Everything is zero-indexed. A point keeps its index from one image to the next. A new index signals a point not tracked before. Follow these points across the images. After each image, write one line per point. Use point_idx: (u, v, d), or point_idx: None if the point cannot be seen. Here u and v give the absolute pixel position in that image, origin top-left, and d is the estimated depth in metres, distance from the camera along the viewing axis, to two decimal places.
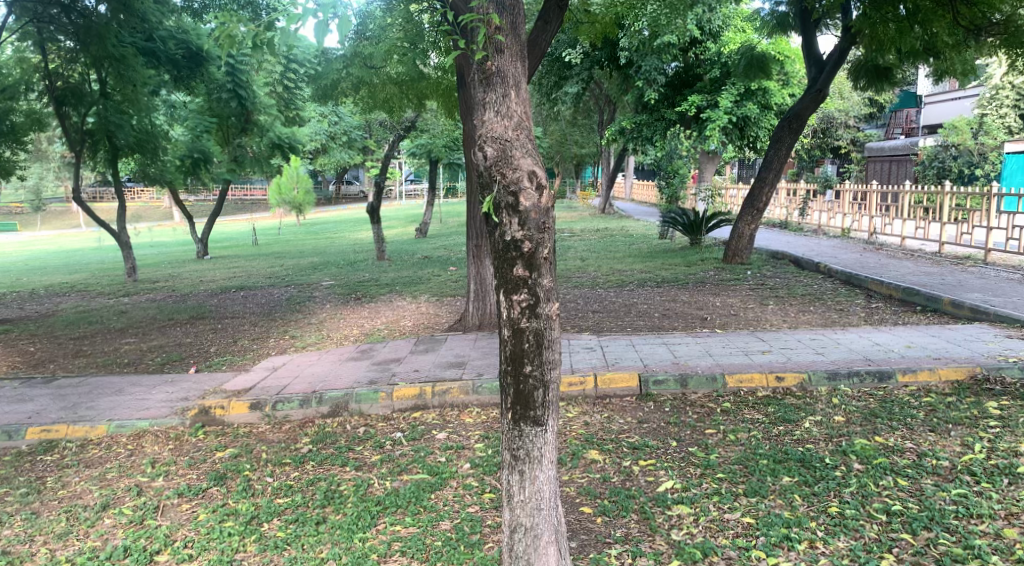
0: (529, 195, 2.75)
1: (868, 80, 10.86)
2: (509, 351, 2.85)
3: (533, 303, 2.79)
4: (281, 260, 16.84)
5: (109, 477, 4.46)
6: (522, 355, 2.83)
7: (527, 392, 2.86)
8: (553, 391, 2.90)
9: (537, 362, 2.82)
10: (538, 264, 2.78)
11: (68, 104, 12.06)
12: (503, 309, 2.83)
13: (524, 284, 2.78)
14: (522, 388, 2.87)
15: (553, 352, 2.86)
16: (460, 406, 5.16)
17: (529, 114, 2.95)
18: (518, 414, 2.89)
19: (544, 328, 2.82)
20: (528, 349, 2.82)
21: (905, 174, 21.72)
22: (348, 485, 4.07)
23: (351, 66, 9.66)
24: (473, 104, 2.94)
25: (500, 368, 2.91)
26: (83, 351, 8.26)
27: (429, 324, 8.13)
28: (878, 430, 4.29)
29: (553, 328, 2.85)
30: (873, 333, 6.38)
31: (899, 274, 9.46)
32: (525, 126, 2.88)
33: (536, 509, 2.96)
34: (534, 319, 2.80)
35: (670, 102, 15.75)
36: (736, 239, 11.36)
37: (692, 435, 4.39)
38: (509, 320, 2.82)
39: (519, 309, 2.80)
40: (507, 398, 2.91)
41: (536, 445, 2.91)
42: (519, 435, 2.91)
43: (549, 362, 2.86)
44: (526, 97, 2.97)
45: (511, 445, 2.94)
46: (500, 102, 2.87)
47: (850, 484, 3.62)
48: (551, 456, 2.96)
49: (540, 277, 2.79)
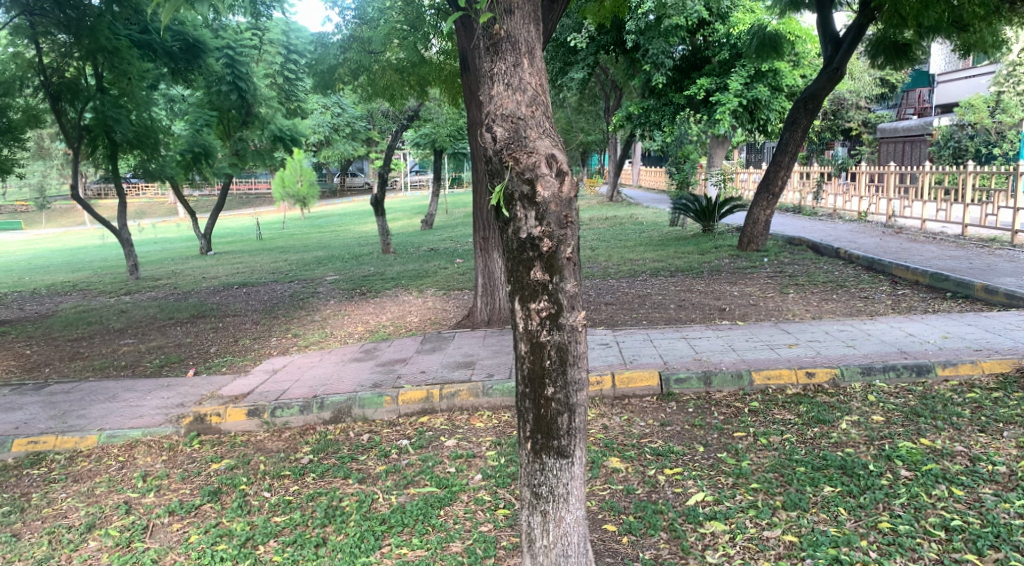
0: (547, 183, 2.45)
1: (886, 58, 10.45)
2: (529, 370, 2.58)
3: (554, 313, 2.50)
4: (286, 255, 16.57)
5: (97, 493, 4.18)
6: (544, 375, 2.55)
7: (550, 417, 2.60)
8: (580, 418, 2.62)
9: (561, 383, 2.55)
10: (560, 266, 2.48)
11: (64, 100, 11.76)
12: (519, 320, 2.55)
13: (543, 290, 2.49)
14: (543, 413, 2.61)
15: (579, 370, 2.58)
16: (469, 410, 4.86)
17: (544, 86, 2.63)
18: (539, 445, 2.63)
19: (568, 342, 2.53)
20: (549, 369, 2.55)
21: (919, 156, 21.80)
22: (351, 500, 3.77)
23: (348, 51, 9.27)
24: (480, 77, 2.64)
25: (517, 389, 2.65)
26: (79, 354, 8.00)
27: (436, 320, 7.83)
28: (922, 431, 3.96)
29: (578, 342, 2.56)
30: (905, 323, 6.02)
31: (924, 258, 9.06)
32: (541, 101, 2.56)
33: (562, 556, 2.71)
34: (555, 334, 2.52)
35: (678, 85, 15.26)
36: (750, 225, 10.96)
37: (720, 439, 4.08)
38: (527, 333, 2.54)
39: (538, 321, 2.52)
40: (526, 426, 2.64)
41: (561, 481, 2.65)
42: (541, 469, 2.65)
43: (574, 382, 2.57)
44: (541, 67, 2.64)
45: (532, 481, 2.68)
46: (510, 73, 2.55)
47: (900, 495, 3.31)
48: (578, 493, 2.70)
49: (562, 282, 2.49)
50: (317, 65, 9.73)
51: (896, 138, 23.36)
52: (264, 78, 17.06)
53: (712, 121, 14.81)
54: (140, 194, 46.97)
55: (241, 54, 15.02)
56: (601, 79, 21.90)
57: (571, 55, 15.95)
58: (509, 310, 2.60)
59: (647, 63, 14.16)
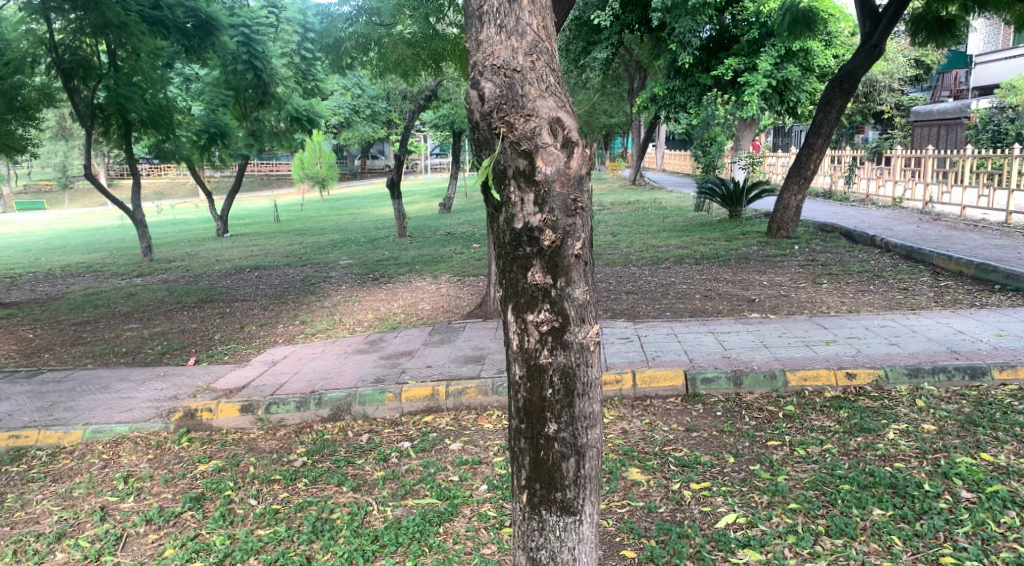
0: (550, 156, 2.13)
1: (927, 35, 9.76)
2: (525, 403, 2.28)
3: (559, 327, 2.20)
4: (302, 238, 16.32)
5: (75, 495, 3.88)
6: (544, 410, 2.26)
7: (552, 463, 2.29)
8: (588, 464, 2.31)
9: (566, 419, 2.25)
10: (566, 266, 2.17)
11: (77, 77, 11.43)
12: (515, 335, 2.25)
13: (544, 296, 2.18)
14: (543, 457, 2.30)
15: (586, 402, 2.27)
16: (478, 409, 4.49)
17: (548, 30, 2.30)
18: (538, 497, 2.33)
19: (574, 366, 2.23)
20: (550, 402, 2.25)
21: (956, 141, 20.65)
22: (342, 512, 3.43)
23: (356, 24, 8.83)
24: (470, 18, 2.34)
25: (513, 425, 2.34)
26: (82, 339, 7.75)
27: (449, 309, 7.46)
28: (981, 444, 3.52)
29: (585, 365, 2.25)
30: (952, 319, 5.54)
31: (967, 248, 8.49)
32: (543, 48, 2.24)
33: None
34: (559, 355, 2.22)
35: (705, 66, 14.57)
36: (780, 211, 10.43)
37: (753, 448, 3.67)
38: (524, 353, 2.24)
39: (538, 336, 2.21)
40: (523, 473, 2.34)
41: (564, 538, 2.35)
42: (539, 525, 2.35)
43: (579, 418, 2.28)
44: (544, 3, 2.31)
45: (529, 542, 2.38)
46: (504, 10, 2.24)
47: (964, 523, 2.90)
48: (585, 552, 2.38)
49: (568, 285, 2.18)
50: (325, 39, 9.14)
51: (930, 122, 22.20)
52: (281, 57, 16.67)
53: (739, 103, 14.23)
54: (161, 175, 46.87)
55: (258, 32, 14.50)
56: (625, 60, 21.28)
57: (594, 34, 15.26)
58: (503, 324, 2.30)
59: (672, 42, 13.32)
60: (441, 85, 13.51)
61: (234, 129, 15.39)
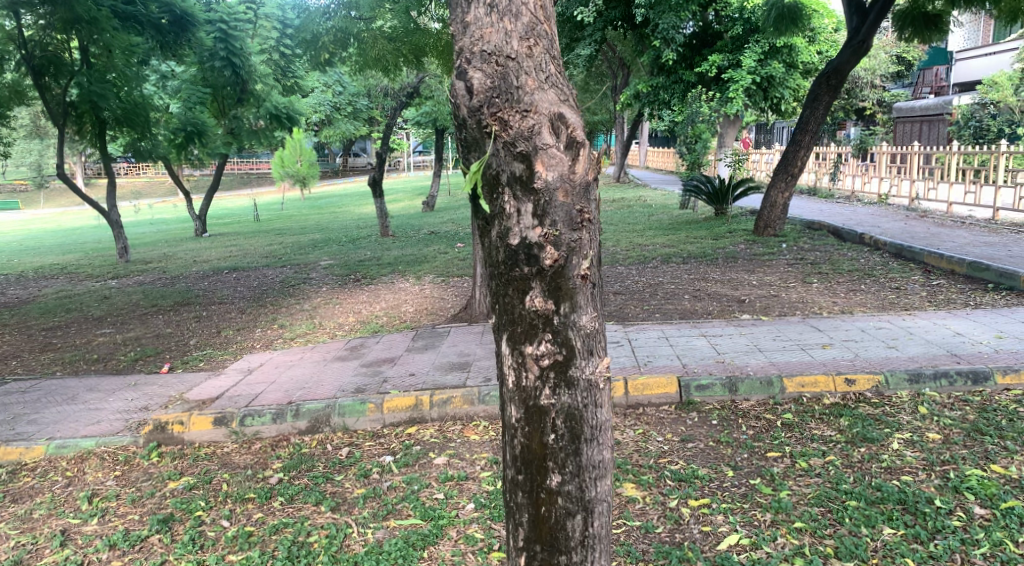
0: (552, 160, 1.94)
1: (914, 30, 9.72)
2: (523, 449, 2.10)
3: (562, 361, 2.02)
4: (282, 237, 16.01)
5: (34, 517, 3.63)
6: (546, 458, 2.08)
7: (554, 518, 2.12)
8: (595, 518, 2.15)
9: (570, 467, 2.08)
10: (570, 289, 1.99)
11: (48, 74, 11.12)
12: (512, 372, 2.07)
13: (545, 325, 2.00)
14: (544, 512, 2.13)
15: (591, 447, 2.10)
16: (463, 420, 4.30)
17: (546, 12, 2.10)
18: (539, 560, 2.15)
19: (578, 406, 2.06)
20: (552, 449, 2.08)
21: (938, 137, 20.69)
22: (320, 535, 3.22)
23: (334, 18, 8.56)
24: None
25: (510, 474, 2.17)
26: (51, 345, 7.45)
27: (432, 311, 7.25)
28: (990, 454, 3.38)
29: (591, 404, 2.08)
30: (948, 320, 5.41)
31: (958, 245, 8.41)
32: (541, 32, 2.06)
33: None
34: (563, 394, 2.04)
35: (688, 63, 14.17)
36: (767, 209, 10.30)
37: (752, 460, 3.50)
38: (522, 393, 2.06)
39: (538, 372, 2.03)
40: (521, 533, 2.16)
41: None
42: None
43: (584, 464, 2.11)
44: None
45: None
46: None
47: (980, 543, 2.76)
48: None
49: (572, 312, 2.00)
50: (302, 34, 8.85)
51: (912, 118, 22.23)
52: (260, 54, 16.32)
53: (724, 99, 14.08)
54: (140, 174, 46.12)
55: (235, 28, 14.13)
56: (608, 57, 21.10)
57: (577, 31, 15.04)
58: (499, 358, 2.12)
59: (656, 38, 12.96)
60: (424, 82, 13.26)
61: (212, 127, 15.06)
